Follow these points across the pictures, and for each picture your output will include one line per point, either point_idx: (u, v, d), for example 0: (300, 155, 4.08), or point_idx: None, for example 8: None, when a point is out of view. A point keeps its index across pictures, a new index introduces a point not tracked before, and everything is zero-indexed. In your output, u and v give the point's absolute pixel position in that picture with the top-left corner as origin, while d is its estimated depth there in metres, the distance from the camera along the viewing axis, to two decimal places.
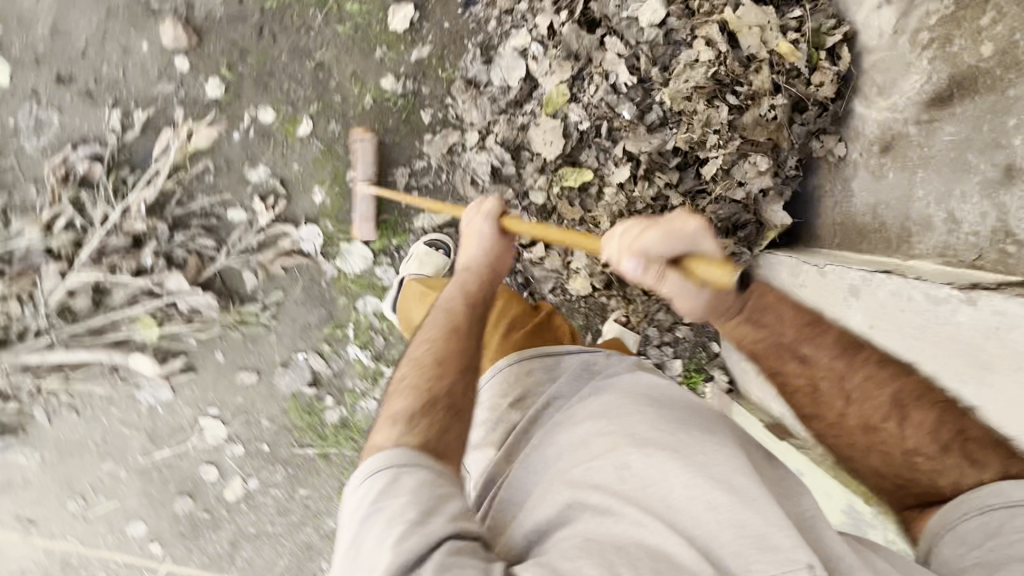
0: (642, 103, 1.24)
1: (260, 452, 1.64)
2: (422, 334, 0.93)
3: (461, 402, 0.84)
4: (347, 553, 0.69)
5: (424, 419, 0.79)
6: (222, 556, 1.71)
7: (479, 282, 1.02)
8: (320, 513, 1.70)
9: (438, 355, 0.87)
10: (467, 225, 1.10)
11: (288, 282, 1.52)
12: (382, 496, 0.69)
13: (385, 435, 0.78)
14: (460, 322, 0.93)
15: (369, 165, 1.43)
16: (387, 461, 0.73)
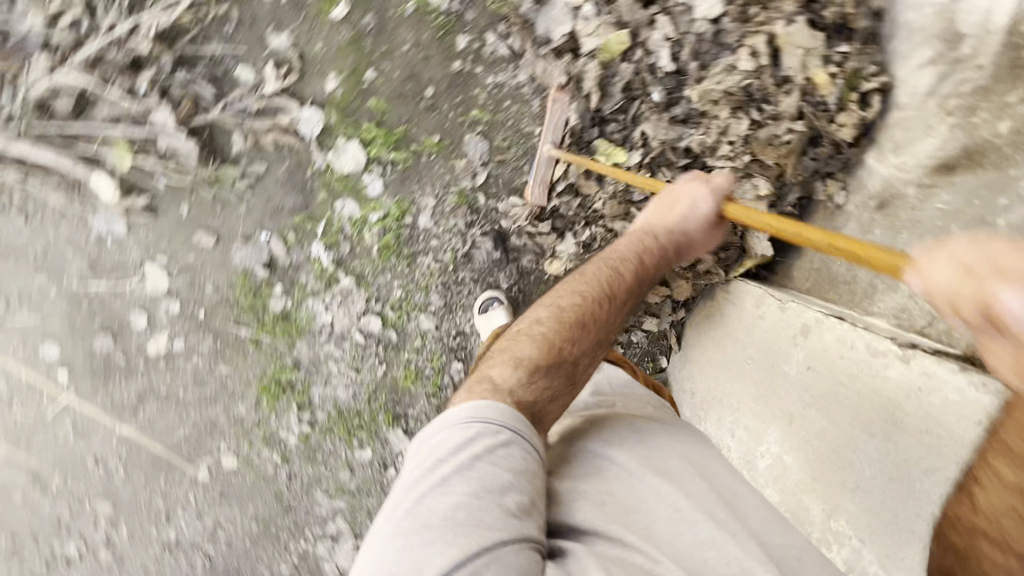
0: (675, 93, 1.23)
1: (196, 316, 1.63)
2: (575, 288, 1.06)
3: (575, 372, 1.02)
4: (431, 489, 0.81)
5: (545, 378, 0.97)
6: (126, 404, 1.70)
7: (655, 262, 1.11)
8: (235, 394, 1.69)
9: (576, 323, 1.01)
10: (680, 191, 1.13)
11: (275, 158, 1.51)
12: (494, 463, 0.83)
13: (510, 372, 0.96)
14: (616, 297, 1.06)
15: (557, 129, 1.33)
16: (504, 427, 0.87)
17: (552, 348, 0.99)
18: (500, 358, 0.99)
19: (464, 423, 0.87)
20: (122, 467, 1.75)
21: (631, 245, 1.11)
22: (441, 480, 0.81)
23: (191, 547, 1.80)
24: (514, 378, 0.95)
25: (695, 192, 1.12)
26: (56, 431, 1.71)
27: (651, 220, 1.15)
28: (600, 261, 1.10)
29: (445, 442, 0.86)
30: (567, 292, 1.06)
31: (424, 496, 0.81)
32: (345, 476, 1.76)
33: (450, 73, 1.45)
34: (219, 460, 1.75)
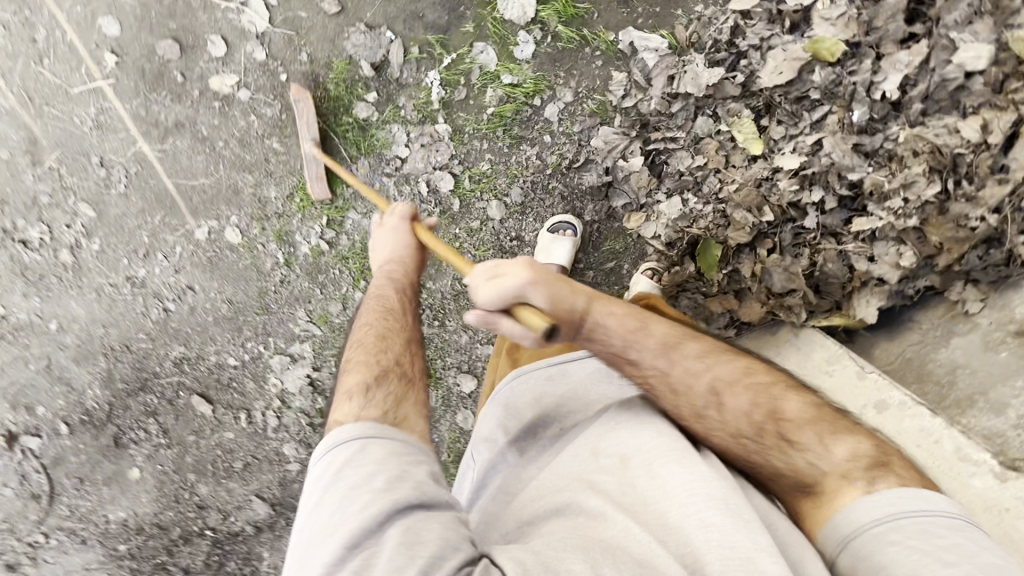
0: (875, 123, 1.14)
1: (275, 76, 1.49)
2: (358, 328, 1.04)
3: (410, 372, 0.95)
4: (310, 512, 0.74)
5: (377, 391, 0.88)
6: (158, 125, 1.56)
7: (408, 276, 1.21)
8: (272, 176, 1.57)
9: (377, 338, 0.99)
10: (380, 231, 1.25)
11: None
12: (354, 463, 0.76)
13: (346, 409, 0.85)
14: (395, 306, 1.09)
15: (313, 126, 1.48)
16: (355, 431, 0.80)
17: (373, 365, 0.93)
18: (333, 408, 0.87)
19: (323, 446, 0.81)
20: (123, 183, 1.62)
21: (376, 283, 1.16)
22: (316, 502, 0.74)
23: (153, 295, 1.72)
24: (351, 408, 0.84)
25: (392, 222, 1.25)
26: (73, 112, 1.56)
27: (380, 263, 1.23)
28: (365, 301, 1.12)
29: (311, 472, 0.79)
30: (363, 331, 1.02)
31: (305, 524, 0.73)
32: (334, 309, 1.69)
33: None
34: (223, 229, 1.64)
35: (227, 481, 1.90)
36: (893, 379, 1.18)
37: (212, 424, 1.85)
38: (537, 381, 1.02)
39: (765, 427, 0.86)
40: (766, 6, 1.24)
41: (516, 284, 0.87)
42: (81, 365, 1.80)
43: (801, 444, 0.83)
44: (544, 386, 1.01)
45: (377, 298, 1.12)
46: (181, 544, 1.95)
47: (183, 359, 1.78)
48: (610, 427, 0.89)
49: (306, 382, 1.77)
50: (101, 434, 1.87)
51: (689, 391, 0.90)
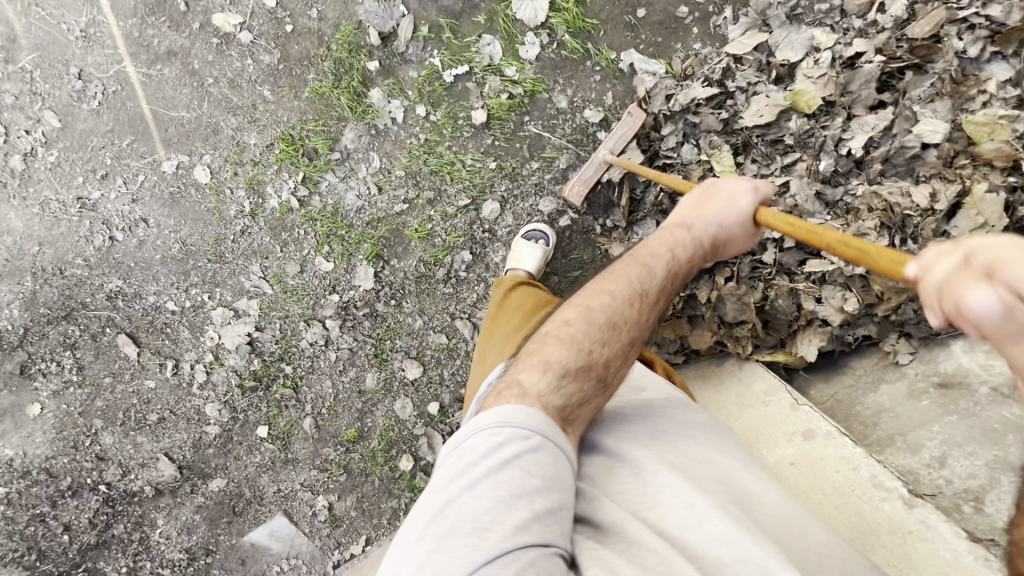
0: (839, 176, 1.24)
1: (283, 25, 1.50)
2: (601, 286, 0.95)
3: (609, 378, 0.89)
4: (461, 492, 0.72)
5: (573, 384, 0.85)
6: (152, 50, 1.53)
7: (696, 254, 1.00)
8: (257, 122, 1.55)
9: (604, 323, 0.90)
10: (730, 185, 1.03)
11: None
12: (523, 468, 0.73)
13: (536, 376, 0.84)
14: (650, 294, 0.94)
15: (621, 140, 1.38)
16: (534, 425, 0.77)
17: (582, 354, 0.87)
18: (525, 362, 0.87)
19: (499, 423, 0.77)
20: (97, 100, 1.56)
21: (665, 240, 0.99)
22: (472, 485, 0.72)
23: (103, 220, 1.63)
24: (542, 385, 0.82)
25: (743, 188, 1.01)
26: (64, 17, 1.53)
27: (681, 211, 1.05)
28: (636, 254, 0.99)
29: (474, 445, 0.76)
30: (595, 299, 0.93)
31: (454, 499, 0.72)
32: (291, 270, 1.64)
33: (670, 13, 1.39)
34: (192, 167, 1.59)
35: (137, 434, 1.77)
36: (823, 413, 1.22)
37: (134, 369, 1.73)
38: None
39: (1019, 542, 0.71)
40: (757, 55, 1.32)
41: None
42: (4, 281, 1.68)
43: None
44: None
45: (643, 267, 0.96)
46: (68, 496, 1.78)
47: (118, 294, 1.68)
48: (608, 439, 0.91)
49: (245, 341, 1.70)
50: (7, 359, 1.72)
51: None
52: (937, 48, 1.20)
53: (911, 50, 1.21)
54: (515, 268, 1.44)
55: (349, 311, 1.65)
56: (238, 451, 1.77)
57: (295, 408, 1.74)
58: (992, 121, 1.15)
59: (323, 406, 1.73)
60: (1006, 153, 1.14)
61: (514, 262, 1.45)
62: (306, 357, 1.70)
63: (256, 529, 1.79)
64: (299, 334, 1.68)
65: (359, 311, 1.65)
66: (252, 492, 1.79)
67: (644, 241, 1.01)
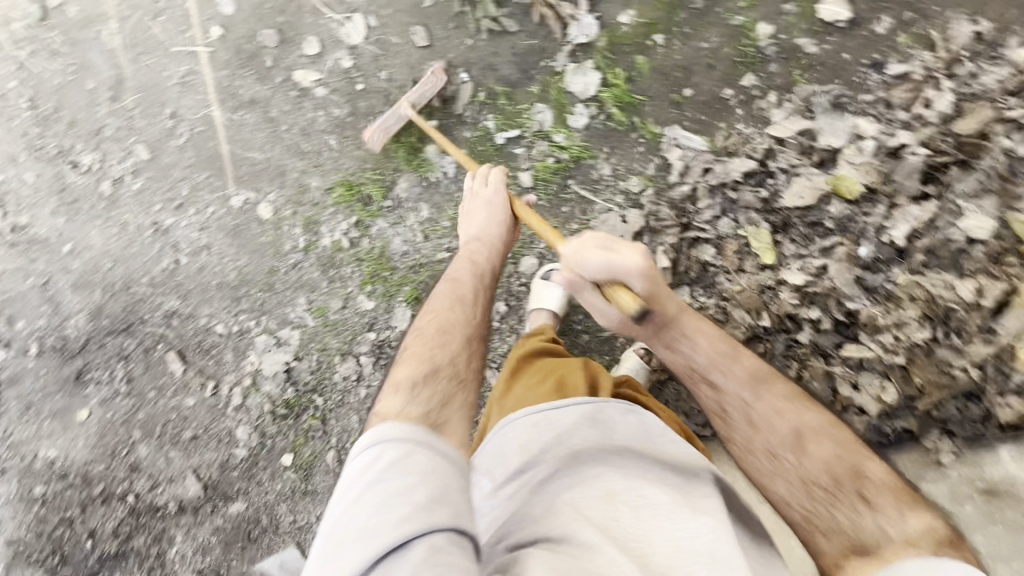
0: (880, 263, 1.25)
1: (354, 83, 1.64)
2: (428, 312, 1.09)
3: (461, 371, 0.98)
4: (345, 509, 0.74)
5: (427, 390, 0.90)
6: (237, 97, 1.71)
7: (490, 258, 1.27)
8: (320, 167, 1.68)
9: (439, 332, 1.03)
10: (478, 195, 1.35)
11: (528, 31, 1.54)
12: (398, 471, 0.75)
13: (394, 399, 0.88)
14: (465, 293, 1.14)
15: (424, 94, 1.55)
16: (403, 434, 0.80)
17: (427, 363, 0.95)
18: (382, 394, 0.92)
19: (368, 445, 0.79)
20: (184, 137, 1.74)
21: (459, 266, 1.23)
22: (353, 499, 0.73)
23: (172, 245, 1.77)
24: (398, 403, 0.87)
25: (488, 193, 1.35)
26: (167, 66, 1.73)
27: (468, 238, 1.31)
28: (444, 280, 1.18)
29: (349, 468, 0.78)
30: (425, 322, 1.06)
31: (336, 519, 0.73)
32: (334, 304, 1.72)
33: (715, 94, 1.45)
34: (257, 203, 1.73)
35: (170, 448, 1.84)
36: None
37: (177, 385, 1.83)
38: (524, 428, 0.98)
39: (831, 479, 0.87)
40: (800, 139, 1.37)
41: (623, 268, 0.98)
42: (77, 292, 1.83)
43: (876, 513, 0.82)
44: (530, 434, 0.97)
45: (456, 283, 1.16)
46: (97, 503, 1.85)
47: (174, 313, 1.80)
48: (610, 469, 0.88)
49: (282, 369, 1.77)
50: (67, 365, 1.84)
51: (750, 421, 0.96)
52: (984, 146, 1.24)
53: (957, 145, 1.25)
54: (540, 309, 1.50)
55: (383, 350, 1.71)
56: (261, 477, 1.81)
57: (321, 440, 1.78)
58: None
59: (347, 440, 1.76)
60: None
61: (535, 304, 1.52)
62: (337, 390, 1.75)
63: (268, 557, 1.80)
64: (333, 367, 1.75)
65: (393, 351, 1.70)
66: (268, 520, 1.81)
67: (448, 270, 1.22)
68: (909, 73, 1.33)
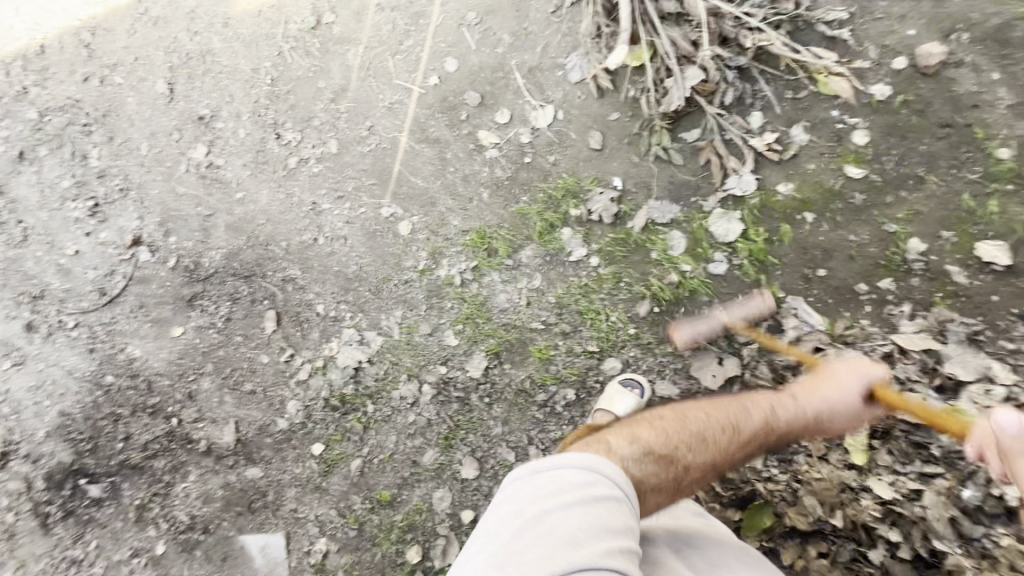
0: (981, 513, 1.27)
1: (524, 156, 1.85)
2: (703, 407, 1.18)
3: (685, 481, 1.07)
4: (555, 507, 0.87)
5: (652, 464, 1.04)
6: (426, 133, 1.98)
7: (790, 414, 1.22)
8: (465, 211, 1.88)
9: (698, 434, 1.12)
10: (846, 372, 1.28)
11: (692, 168, 1.68)
12: (608, 508, 0.89)
13: (632, 450, 1.03)
14: (742, 428, 1.17)
15: (743, 312, 1.55)
16: (615, 478, 0.93)
17: (666, 444, 1.08)
18: (620, 430, 1.09)
19: (583, 466, 0.93)
20: (370, 147, 2.03)
21: (770, 398, 1.23)
22: (566, 502, 0.87)
23: (318, 225, 2.02)
24: (628, 451, 1.02)
25: (857, 376, 1.28)
26: (384, 91, 2.06)
27: (795, 385, 1.28)
28: (752, 395, 1.24)
29: (565, 474, 0.92)
30: (698, 415, 1.16)
31: (548, 511, 0.87)
32: (423, 328, 1.84)
33: (849, 284, 1.49)
34: (401, 219, 1.94)
35: (228, 393, 1.97)
36: None
37: (262, 341, 1.99)
38: None
39: None
40: (923, 357, 1.37)
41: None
42: (227, 232, 2.10)
43: None
44: None
45: (742, 409, 1.19)
46: (147, 413, 1.99)
47: (291, 280, 2.01)
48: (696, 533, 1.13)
49: (353, 366, 1.88)
50: (186, 287, 2.08)
51: None
52: None
53: None
54: (610, 412, 1.52)
55: (446, 387, 1.78)
56: (287, 455, 1.88)
57: (355, 443, 1.83)
58: None
59: (377, 455, 1.81)
60: None
61: (608, 405, 1.54)
62: (389, 406, 1.82)
63: (256, 534, 1.84)
64: (396, 383, 1.83)
65: (454, 392, 1.76)
66: (274, 498, 1.86)
67: (751, 391, 1.26)
68: None
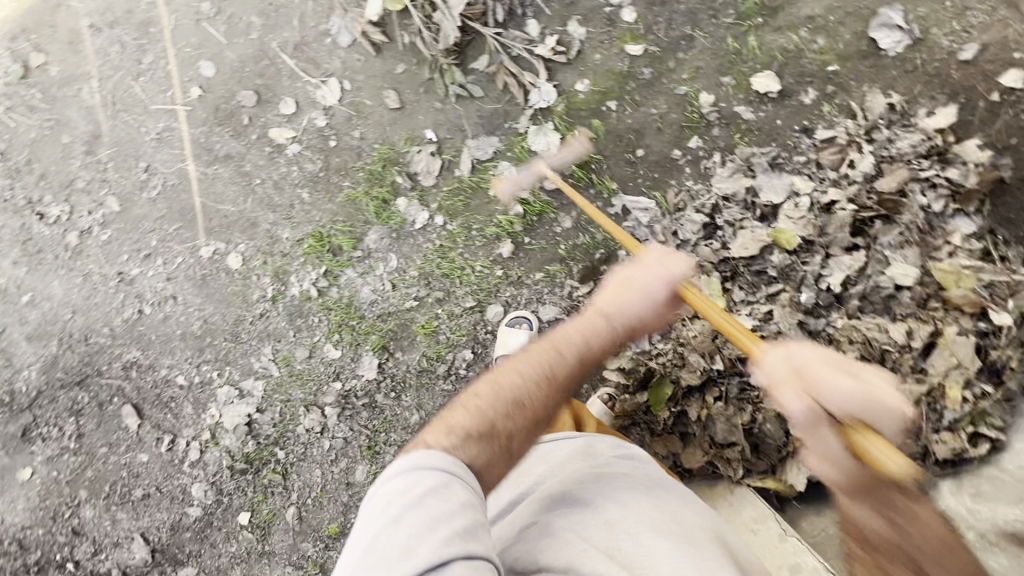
0: (821, 308, 1.37)
1: (327, 139, 1.71)
2: (512, 365, 1.00)
3: (517, 447, 0.94)
4: (383, 526, 0.76)
5: (471, 451, 0.89)
6: (211, 152, 1.76)
7: (609, 337, 1.04)
8: (291, 219, 1.72)
9: (511, 399, 0.96)
10: (650, 263, 1.08)
11: (494, 95, 1.65)
12: (439, 496, 0.78)
13: (439, 441, 0.88)
14: (558, 374, 1.00)
15: (565, 160, 1.57)
16: (442, 463, 0.83)
17: (480, 423, 0.93)
18: (431, 427, 0.92)
19: (407, 468, 0.83)
20: (156, 190, 1.77)
21: (578, 324, 1.04)
22: (389, 517, 0.76)
23: (136, 294, 1.76)
24: (440, 452, 0.87)
25: (657, 268, 1.07)
26: (144, 122, 1.78)
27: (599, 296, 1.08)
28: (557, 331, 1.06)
29: (386, 489, 0.80)
30: (507, 376, 0.99)
31: (375, 536, 0.76)
32: (299, 354, 1.72)
33: (665, 154, 1.57)
34: (227, 253, 1.75)
35: (118, 509, 1.74)
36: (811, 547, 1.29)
37: (131, 441, 1.75)
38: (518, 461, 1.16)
39: None
40: (743, 195, 1.49)
41: (885, 406, 0.76)
42: (32, 343, 1.78)
43: None
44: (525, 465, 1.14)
45: (555, 349, 1.02)
46: (32, 572, 1.71)
47: (133, 364, 1.76)
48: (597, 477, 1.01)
49: (243, 422, 1.72)
50: (12, 422, 1.76)
51: None
52: (904, 203, 1.38)
53: (880, 202, 1.39)
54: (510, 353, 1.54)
55: (348, 400, 1.69)
56: (214, 539, 1.71)
57: (281, 495, 1.71)
58: (957, 270, 1.31)
59: (308, 495, 1.70)
60: (974, 300, 1.28)
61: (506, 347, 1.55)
62: (299, 443, 1.71)
63: None
64: (297, 419, 1.71)
65: (358, 401, 1.69)
66: None
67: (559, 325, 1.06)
68: (834, 137, 1.48)
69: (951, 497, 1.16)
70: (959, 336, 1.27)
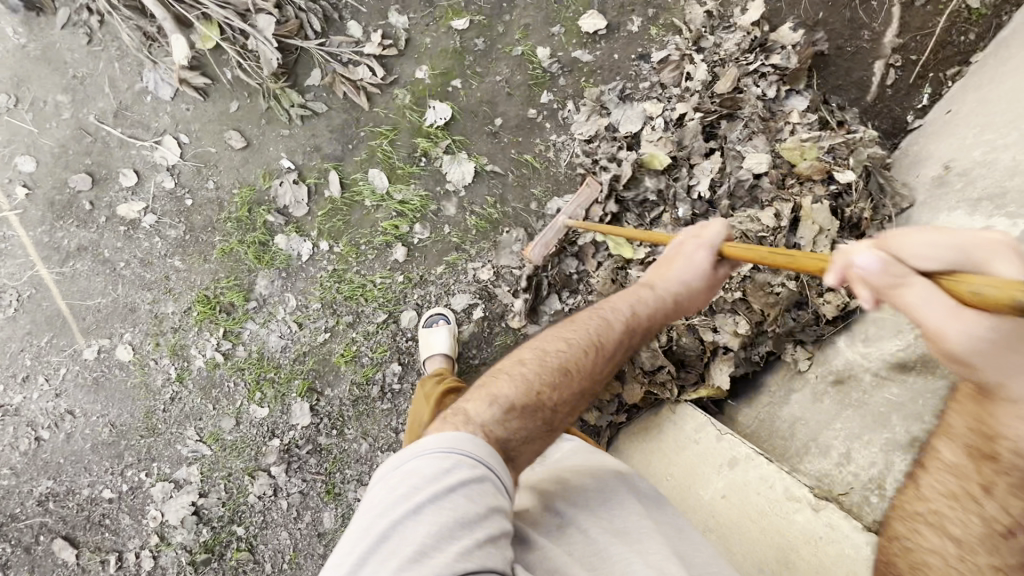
0: (699, 217, 1.44)
1: (183, 200, 1.61)
2: (557, 333, 1.00)
3: (559, 419, 0.92)
4: (404, 514, 0.74)
5: (516, 420, 0.87)
6: (61, 249, 1.62)
7: (655, 308, 1.04)
8: (171, 291, 1.62)
9: (556, 367, 0.94)
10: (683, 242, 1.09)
11: (338, 106, 1.61)
12: (468, 495, 0.75)
13: (488, 406, 0.87)
14: (604, 344, 0.98)
15: (580, 207, 1.50)
16: (479, 454, 0.79)
17: (525, 392, 0.90)
18: (475, 393, 0.91)
19: (439, 449, 0.79)
20: (13, 307, 1.62)
21: (625, 295, 1.05)
22: (414, 508, 0.74)
23: (29, 422, 1.61)
24: (487, 415, 0.86)
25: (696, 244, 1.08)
26: None
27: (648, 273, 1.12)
28: (589, 307, 1.04)
29: (415, 470, 0.77)
30: (552, 344, 0.97)
31: (397, 522, 0.73)
32: (226, 425, 1.62)
33: (522, 116, 1.58)
34: (114, 347, 1.62)
35: None
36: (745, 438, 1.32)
37: (73, 574, 1.60)
38: None
39: None
40: (604, 135, 1.53)
41: (975, 245, 0.62)
42: None
43: None
44: None
45: (602, 319, 1.01)
46: None
47: (49, 495, 1.61)
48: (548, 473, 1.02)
49: (189, 513, 1.60)
50: None
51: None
52: (742, 98, 1.45)
53: (721, 104, 1.46)
54: (437, 356, 1.50)
55: (291, 453, 1.61)
56: None
57: (253, 572, 1.59)
58: (800, 145, 1.39)
59: (283, 560, 1.60)
60: (820, 167, 1.37)
61: (426, 355, 1.51)
62: (256, 513, 1.61)
63: None
64: (244, 490, 1.61)
65: (302, 450, 1.61)
66: None
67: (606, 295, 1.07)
68: (669, 55, 1.54)
69: (846, 349, 1.30)
70: (816, 206, 1.35)
